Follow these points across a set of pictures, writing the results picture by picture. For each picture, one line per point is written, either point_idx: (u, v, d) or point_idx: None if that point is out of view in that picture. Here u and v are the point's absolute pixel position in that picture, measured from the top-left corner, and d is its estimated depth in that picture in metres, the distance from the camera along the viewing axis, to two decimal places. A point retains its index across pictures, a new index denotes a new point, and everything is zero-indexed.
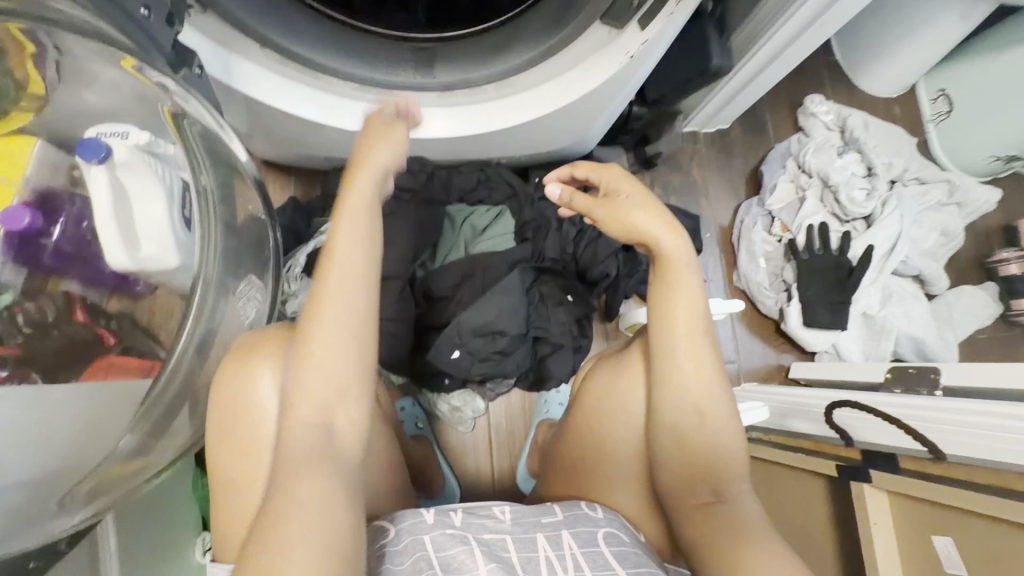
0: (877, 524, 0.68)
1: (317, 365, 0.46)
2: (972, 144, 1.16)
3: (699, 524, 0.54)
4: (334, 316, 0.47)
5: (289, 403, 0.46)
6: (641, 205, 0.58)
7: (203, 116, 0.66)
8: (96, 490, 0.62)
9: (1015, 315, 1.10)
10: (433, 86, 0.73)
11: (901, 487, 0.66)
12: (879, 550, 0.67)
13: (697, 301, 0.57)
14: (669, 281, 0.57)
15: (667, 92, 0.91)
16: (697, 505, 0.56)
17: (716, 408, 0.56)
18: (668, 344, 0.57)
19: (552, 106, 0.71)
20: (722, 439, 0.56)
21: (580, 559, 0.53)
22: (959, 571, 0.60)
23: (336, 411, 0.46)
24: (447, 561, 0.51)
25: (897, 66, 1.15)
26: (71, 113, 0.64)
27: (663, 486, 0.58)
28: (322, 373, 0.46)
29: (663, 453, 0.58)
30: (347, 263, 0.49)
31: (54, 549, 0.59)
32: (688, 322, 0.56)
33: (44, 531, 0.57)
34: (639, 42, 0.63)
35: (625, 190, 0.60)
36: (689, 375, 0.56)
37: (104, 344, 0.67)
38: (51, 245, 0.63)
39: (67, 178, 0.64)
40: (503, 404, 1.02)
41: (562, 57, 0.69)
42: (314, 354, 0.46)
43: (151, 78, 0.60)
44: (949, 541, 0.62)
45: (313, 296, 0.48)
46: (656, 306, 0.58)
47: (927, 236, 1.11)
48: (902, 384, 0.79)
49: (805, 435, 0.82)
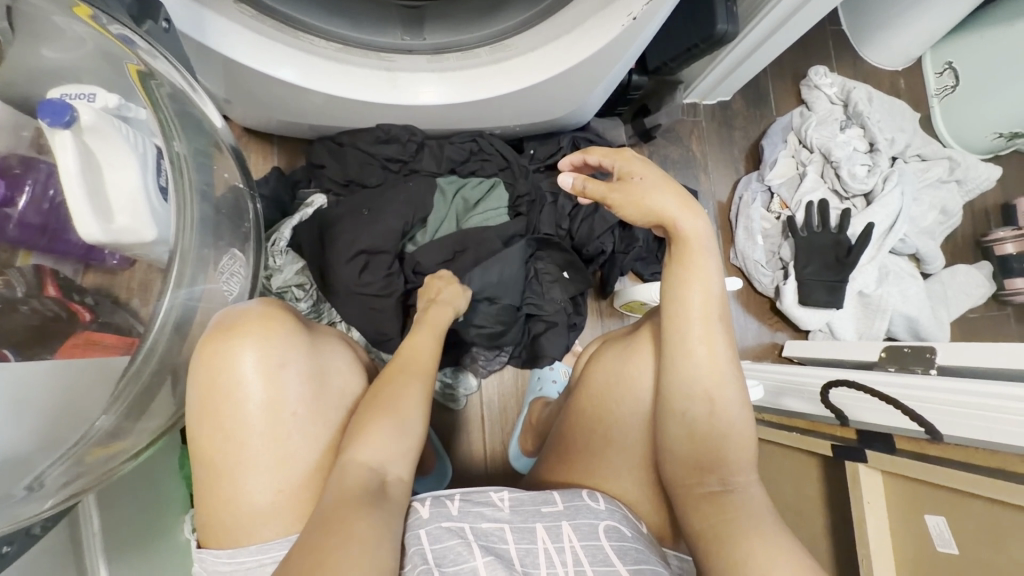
0: (870, 502, 0.69)
1: (385, 422, 0.52)
2: (978, 121, 1.13)
3: (705, 512, 0.54)
4: (407, 392, 0.56)
5: (352, 447, 0.50)
6: (657, 185, 0.56)
7: (171, 74, 0.60)
8: (67, 474, 0.58)
9: (1007, 295, 1.13)
10: (422, 48, 0.68)
11: (896, 468, 0.66)
12: (871, 528, 0.68)
13: (711, 284, 0.56)
14: (686, 265, 0.56)
15: (670, 60, 0.87)
16: (704, 493, 0.55)
17: (727, 395, 0.56)
18: (681, 328, 0.56)
19: (550, 73, 0.68)
20: (732, 428, 0.56)
21: (579, 552, 0.55)
22: (951, 549, 0.61)
23: (390, 465, 0.51)
24: (442, 554, 0.53)
25: (906, 36, 1.11)
26: (31, 71, 0.60)
27: (669, 472, 0.57)
28: (389, 427, 0.52)
29: (671, 439, 0.57)
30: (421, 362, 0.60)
31: (29, 532, 0.54)
32: (703, 306, 0.56)
33: (14, 514, 0.53)
34: (643, 2, 0.58)
35: (638, 172, 0.57)
36: (702, 361, 0.55)
37: (80, 321, 0.63)
38: (16, 215, 0.60)
39: (32, 141, 0.61)
40: (496, 382, 1.01)
41: (561, 18, 0.65)
42: (382, 412, 0.53)
43: (110, 30, 0.54)
44: (941, 521, 0.63)
45: (391, 375, 0.58)
46: (671, 292, 0.57)
47: (926, 213, 1.10)
48: (897, 363, 0.78)
49: (800, 414, 0.82)
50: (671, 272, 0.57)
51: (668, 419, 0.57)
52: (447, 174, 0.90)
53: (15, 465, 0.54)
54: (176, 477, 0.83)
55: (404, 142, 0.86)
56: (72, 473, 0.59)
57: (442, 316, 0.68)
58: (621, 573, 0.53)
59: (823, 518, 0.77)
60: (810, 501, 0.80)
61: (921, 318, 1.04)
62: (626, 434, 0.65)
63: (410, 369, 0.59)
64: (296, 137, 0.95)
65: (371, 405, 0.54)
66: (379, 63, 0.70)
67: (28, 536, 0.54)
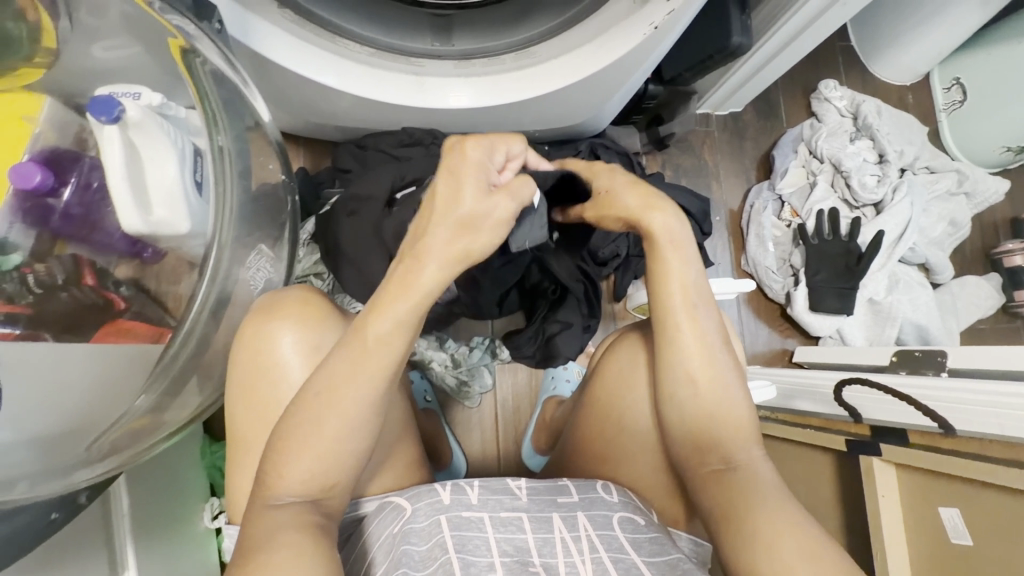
0: (886, 496, 0.70)
1: (342, 410, 0.48)
2: (986, 135, 1.15)
3: (710, 491, 0.55)
4: (363, 369, 0.48)
5: (303, 438, 0.48)
6: (623, 185, 0.59)
7: (212, 54, 0.63)
8: (121, 440, 0.63)
9: (1016, 306, 1.14)
10: (451, 54, 0.72)
11: (911, 461, 0.67)
12: (885, 523, 0.69)
13: (688, 272, 0.58)
14: (672, 250, 0.58)
15: (684, 71, 0.90)
16: (707, 472, 0.57)
17: (722, 377, 0.57)
18: (669, 317, 0.58)
19: (570, 80, 0.70)
20: (730, 409, 0.57)
21: (595, 541, 0.57)
22: (965, 541, 0.62)
23: (341, 453, 0.48)
24: (462, 542, 0.55)
25: (915, 53, 1.14)
26: (82, 70, 0.64)
27: (676, 456, 0.59)
28: (342, 416, 0.48)
29: (674, 427, 0.59)
30: (381, 339, 0.48)
31: (74, 501, 0.59)
32: (682, 291, 0.58)
33: (68, 481, 0.58)
34: (664, 13, 0.61)
35: (599, 179, 0.60)
36: (690, 348, 0.57)
37: (115, 309, 0.66)
38: (60, 205, 0.62)
39: (75, 136, 0.63)
40: (510, 382, 1.03)
41: (584, 27, 0.68)
42: (341, 396, 0.48)
43: (171, 19, 0.61)
44: (955, 513, 0.64)
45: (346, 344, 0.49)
46: (650, 283, 0.59)
47: (936, 224, 1.12)
48: (907, 366, 0.79)
49: (812, 414, 0.83)
50: (655, 256, 0.58)
51: (666, 408, 0.59)
52: None
53: (69, 431, 0.59)
54: (197, 468, 0.86)
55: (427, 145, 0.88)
56: (122, 440, 0.63)
57: (438, 271, 0.48)
58: (636, 561, 0.55)
59: (836, 520, 0.78)
60: (823, 502, 0.81)
61: (930, 327, 1.05)
62: (639, 427, 0.66)
63: (366, 345, 0.48)
64: (322, 139, 0.99)
65: (327, 389, 0.48)
66: (407, 67, 0.72)
67: (74, 504, 0.59)
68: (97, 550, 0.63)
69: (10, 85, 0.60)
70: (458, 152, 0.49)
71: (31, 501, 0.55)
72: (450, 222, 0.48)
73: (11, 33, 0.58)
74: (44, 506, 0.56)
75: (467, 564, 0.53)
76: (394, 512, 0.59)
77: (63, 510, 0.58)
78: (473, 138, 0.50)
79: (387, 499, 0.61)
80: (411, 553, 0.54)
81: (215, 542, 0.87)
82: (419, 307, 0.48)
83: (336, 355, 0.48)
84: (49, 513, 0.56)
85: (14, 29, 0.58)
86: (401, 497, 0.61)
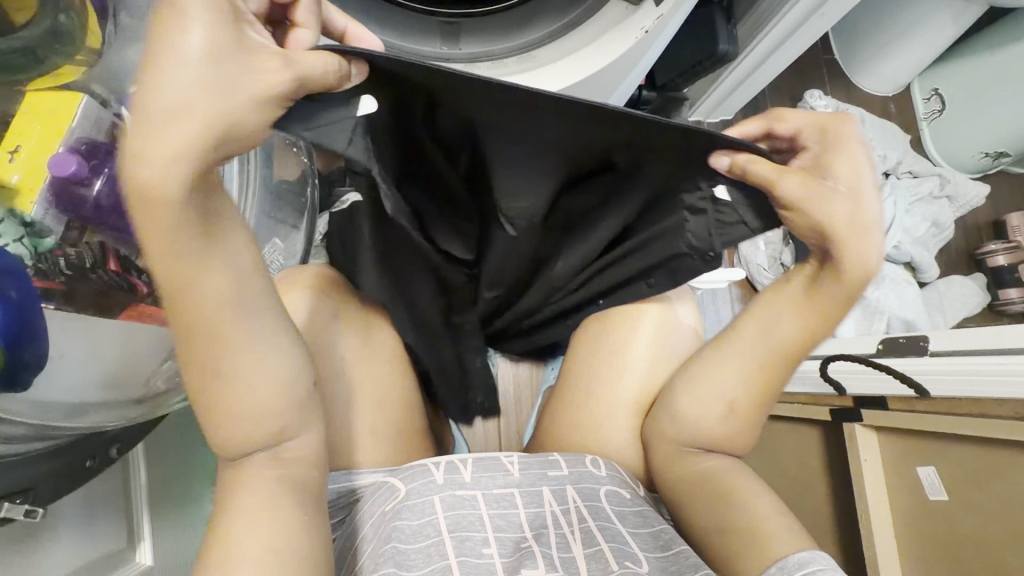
0: (868, 459, 0.78)
1: (259, 365, 0.42)
2: (963, 142, 1.23)
3: (682, 466, 0.64)
4: (250, 325, 0.41)
5: (226, 410, 0.41)
6: (847, 197, 0.54)
7: None
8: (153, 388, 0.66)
9: (1000, 305, 1.19)
10: (457, 57, 0.74)
11: (888, 422, 0.74)
12: (870, 489, 0.77)
13: (815, 324, 0.60)
14: (808, 295, 0.60)
15: (676, 77, 0.96)
16: (686, 454, 0.64)
17: (754, 411, 0.63)
18: (750, 345, 0.62)
19: (566, 80, 0.73)
20: (740, 433, 0.64)
21: (582, 511, 0.61)
22: (941, 496, 0.71)
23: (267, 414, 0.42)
24: (455, 520, 0.57)
25: (893, 65, 1.21)
26: (115, 68, 0.66)
27: (655, 438, 0.67)
28: (268, 368, 0.42)
29: (682, 412, 0.64)
30: (218, 308, 0.39)
31: (107, 452, 0.62)
32: (804, 330, 0.60)
33: (103, 421, 0.61)
34: (654, 18, 0.68)
35: (835, 174, 0.54)
36: (744, 381, 0.62)
37: (138, 294, 0.63)
38: (92, 197, 0.61)
39: (107, 132, 0.64)
40: (512, 375, 1.06)
41: (580, 32, 0.73)
42: (211, 357, 0.40)
43: None
44: (931, 470, 0.72)
45: (190, 332, 0.39)
46: (752, 311, 0.64)
47: (919, 224, 1.17)
48: (892, 353, 0.83)
49: (803, 393, 0.90)
50: (774, 291, 0.63)
51: (682, 408, 0.64)
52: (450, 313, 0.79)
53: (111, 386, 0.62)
54: None
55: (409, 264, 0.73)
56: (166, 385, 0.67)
57: (162, 166, 0.33)
58: (621, 530, 0.59)
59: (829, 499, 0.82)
60: (816, 476, 0.88)
61: (918, 320, 1.09)
62: (622, 404, 0.72)
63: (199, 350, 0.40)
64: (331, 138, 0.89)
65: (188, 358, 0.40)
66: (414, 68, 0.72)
67: (106, 454, 0.62)
68: (116, 518, 0.67)
69: (50, 84, 0.62)
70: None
71: (80, 430, 0.59)
72: (142, 129, 0.33)
73: (63, 26, 0.61)
74: (81, 453, 0.60)
75: (462, 540, 0.55)
76: (387, 491, 0.60)
77: (96, 459, 0.61)
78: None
79: (383, 478, 0.62)
80: (402, 528, 0.55)
81: None
82: (186, 214, 0.36)
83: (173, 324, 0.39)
84: (84, 460, 0.60)
85: (66, 21, 0.61)
86: (394, 477, 0.62)
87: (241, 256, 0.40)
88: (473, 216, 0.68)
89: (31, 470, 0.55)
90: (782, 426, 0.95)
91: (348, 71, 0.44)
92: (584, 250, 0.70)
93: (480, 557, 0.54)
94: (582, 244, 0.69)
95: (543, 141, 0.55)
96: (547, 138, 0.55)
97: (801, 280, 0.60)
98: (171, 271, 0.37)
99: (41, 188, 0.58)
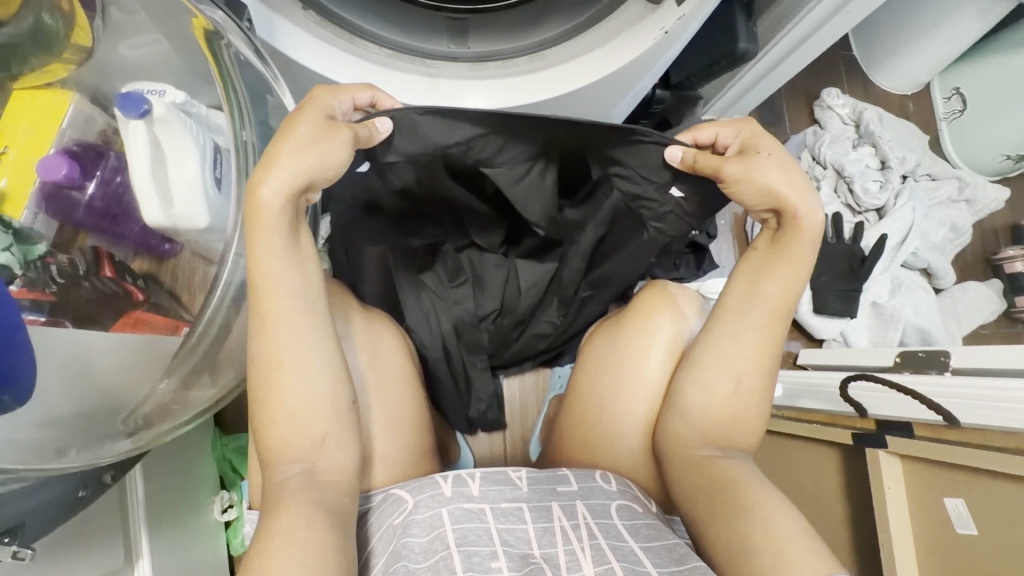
0: (890, 486, 0.76)
1: (301, 367, 0.51)
2: (983, 143, 1.19)
3: (699, 474, 0.60)
4: (298, 328, 0.51)
5: (277, 413, 0.51)
6: (779, 163, 0.57)
7: (238, 42, 0.61)
8: (152, 415, 0.62)
9: (1017, 311, 1.16)
10: (466, 56, 0.70)
11: (917, 452, 0.73)
12: (889, 509, 0.75)
13: (794, 283, 0.60)
14: (772, 250, 0.61)
15: (690, 76, 0.91)
16: (703, 458, 0.62)
17: (756, 382, 0.62)
18: (738, 316, 0.62)
19: (580, 82, 0.69)
20: (746, 413, 0.62)
21: (594, 528, 0.58)
22: (969, 529, 0.69)
23: (313, 417, 0.51)
24: (463, 534, 0.54)
25: (913, 62, 1.17)
26: (105, 67, 0.62)
27: (666, 441, 0.65)
28: (302, 370, 0.51)
29: (687, 406, 0.63)
30: (287, 320, 0.51)
31: (100, 480, 0.59)
32: (785, 285, 0.60)
33: (99, 454, 0.57)
34: (676, 17, 0.63)
35: (765, 145, 0.57)
36: (738, 352, 0.62)
37: (133, 300, 0.61)
38: (84, 200, 0.58)
39: (101, 132, 0.60)
40: (517, 383, 1.04)
41: (594, 33, 0.69)
42: (276, 351, 0.51)
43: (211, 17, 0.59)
44: (959, 502, 0.71)
45: (260, 341, 0.51)
46: (734, 277, 0.63)
47: (937, 229, 1.14)
48: (910, 366, 0.81)
49: (820, 411, 0.90)
50: (755, 248, 0.62)
51: (684, 403, 0.64)
52: (472, 321, 0.79)
53: (103, 409, 0.58)
54: (208, 458, 0.87)
55: (439, 270, 0.77)
56: (153, 416, 0.62)
57: (265, 203, 0.49)
58: (634, 548, 0.56)
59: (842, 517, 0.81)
60: (829, 491, 0.87)
61: (933, 330, 1.07)
62: (634, 421, 0.70)
63: (263, 360, 0.51)
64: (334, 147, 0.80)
65: (256, 353, 0.51)
66: (421, 69, 0.69)
67: (99, 483, 0.59)
68: (115, 540, 0.65)
69: (36, 82, 0.58)
70: (319, 97, 0.52)
71: (76, 468, 0.55)
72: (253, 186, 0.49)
73: (48, 26, 0.57)
74: (74, 483, 0.56)
75: (469, 555, 0.52)
76: (395, 504, 0.58)
77: (88, 488, 0.58)
78: (325, 87, 0.54)
79: (390, 490, 0.60)
80: (410, 546, 0.54)
81: (225, 535, 0.89)
82: (278, 238, 0.50)
83: (253, 318, 0.51)
84: (77, 490, 0.57)
85: (50, 21, 0.57)
86: (400, 487, 0.60)
87: (296, 272, 0.52)
88: (485, 228, 0.71)
89: (24, 504, 0.51)
90: (795, 440, 0.94)
91: (375, 129, 0.53)
92: (578, 255, 0.73)
93: (487, 572, 0.51)
94: (574, 250, 0.72)
95: (517, 152, 0.57)
96: (527, 133, 0.55)
97: (765, 238, 0.62)
98: (254, 294, 0.51)
99: (30, 196, 0.56)
